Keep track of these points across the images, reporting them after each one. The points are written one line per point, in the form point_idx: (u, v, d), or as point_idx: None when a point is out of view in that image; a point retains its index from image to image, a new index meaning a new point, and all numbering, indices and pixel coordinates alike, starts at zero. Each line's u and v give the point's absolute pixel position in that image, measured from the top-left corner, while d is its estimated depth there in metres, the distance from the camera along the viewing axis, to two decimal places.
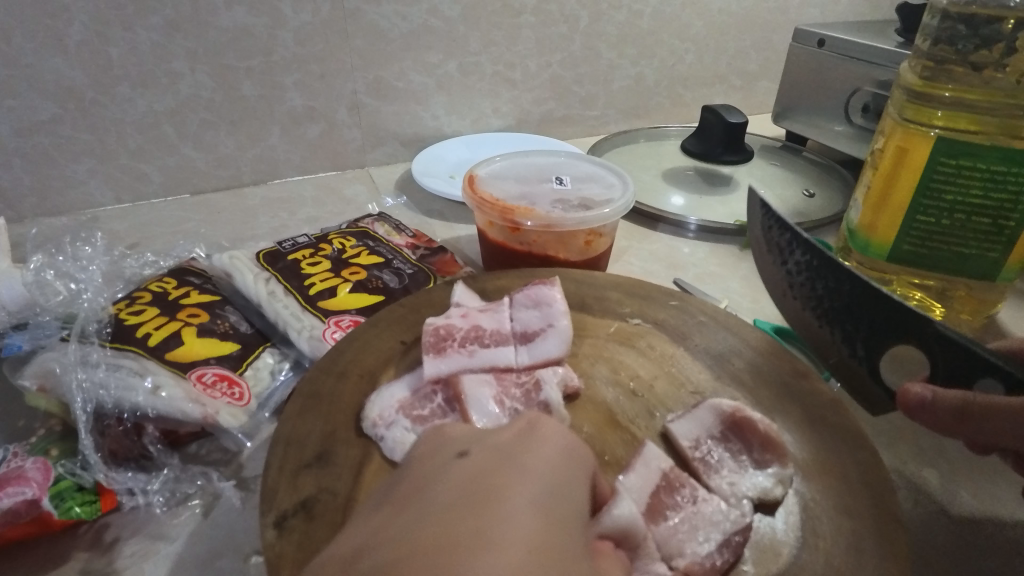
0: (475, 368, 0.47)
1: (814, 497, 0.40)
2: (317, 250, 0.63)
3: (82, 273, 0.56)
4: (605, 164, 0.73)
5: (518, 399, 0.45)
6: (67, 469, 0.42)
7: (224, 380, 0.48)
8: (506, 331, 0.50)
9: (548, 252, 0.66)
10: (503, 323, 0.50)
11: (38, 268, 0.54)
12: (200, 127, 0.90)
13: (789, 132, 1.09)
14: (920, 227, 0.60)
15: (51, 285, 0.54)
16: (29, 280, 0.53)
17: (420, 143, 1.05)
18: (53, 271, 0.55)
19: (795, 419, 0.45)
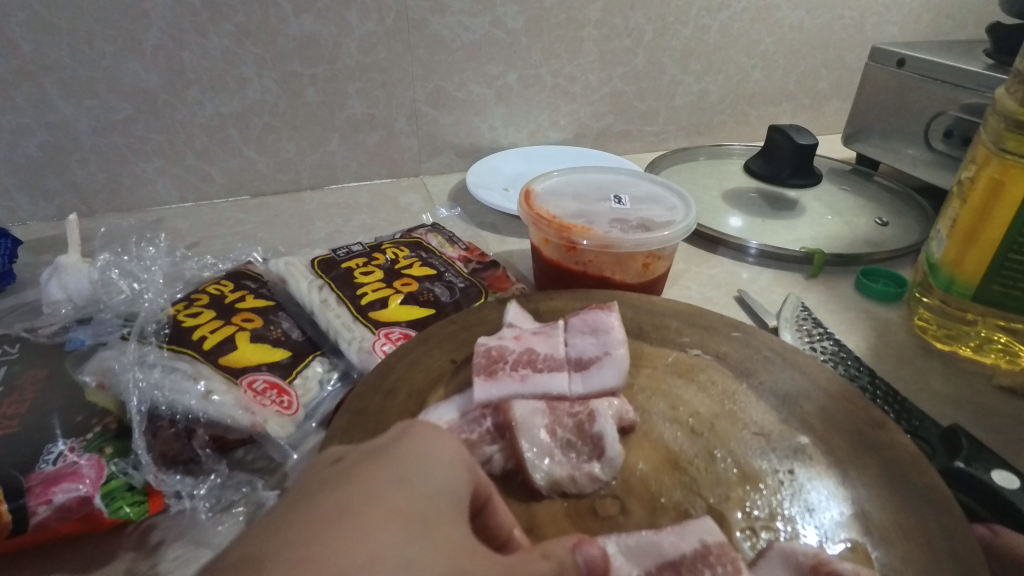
0: (527, 395, 0.44)
1: (893, 566, 0.36)
2: (370, 260, 0.63)
3: (144, 274, 0.59)
4: (667, 184, 0.70)
5: (571, 430, 0.43)
6: (119, 468, 0.43)
7: (274, 388, 0.48)
8: (561, 356, 0.47)
9: (604, 273, 0.64)
10: (557, 349, 0.47)
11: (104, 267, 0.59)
12: (264, 131, 0.92)
13: (861, 155, 1.04)
14: (1012, 267, 0.55)
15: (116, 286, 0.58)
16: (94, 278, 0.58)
17: (476, 153, 1.04)
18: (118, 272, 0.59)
19: (874, 474, 0.40)
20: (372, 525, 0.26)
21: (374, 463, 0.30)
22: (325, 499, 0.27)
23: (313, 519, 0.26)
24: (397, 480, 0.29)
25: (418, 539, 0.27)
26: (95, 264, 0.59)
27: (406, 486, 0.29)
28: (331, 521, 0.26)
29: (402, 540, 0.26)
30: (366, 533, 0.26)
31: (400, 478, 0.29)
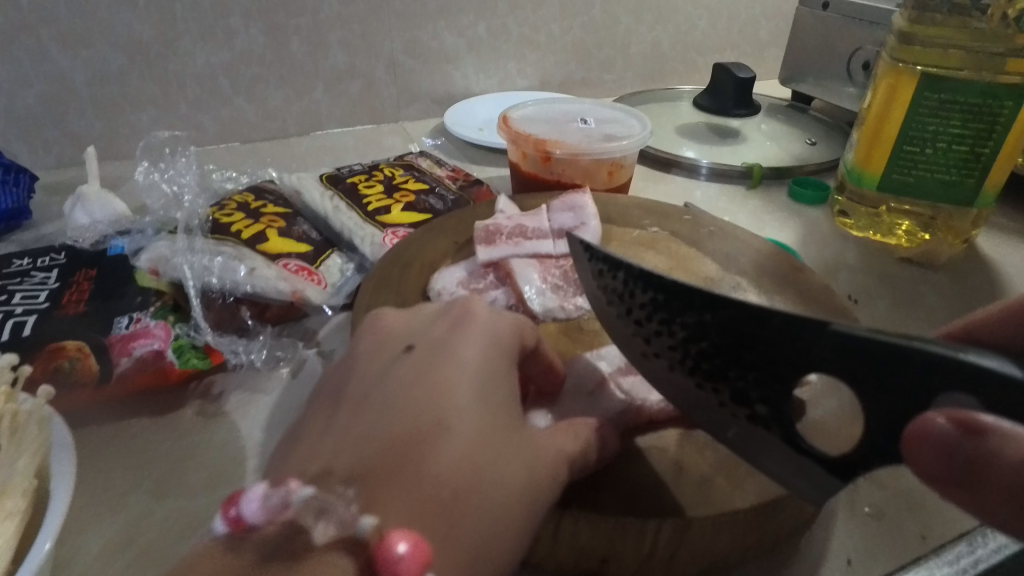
0: (522, 255, 0.55)
1: None
2: (371, 177, 0.71)
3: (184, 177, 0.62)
4: (627, 109, 0.80)
5: (559, 278, 0.54)
6: (183, 331, 0.51)
7: (305, 270, 0.57)
8: (546, 228, 0.57)
9: (576, 182, 0.74)
10: (543, 224, 0.57)
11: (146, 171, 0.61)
12: (252, 80, 0.98)
13: (796, 94, 1.16)
14: (907, 159, 0.68)
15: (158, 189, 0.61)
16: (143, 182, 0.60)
17: (450, 101, 1.13)
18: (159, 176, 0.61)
19: (792, 299, 0.52)
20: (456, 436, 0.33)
21: (444, 374, 0.36)
22: (411, 413, 0.34)
23: (409, 436, 0.33)
24: (471, 394, 0.35)
25: (500, 456, 0.33)
26: (136, 171, 0.61)
27: (476, 393, 0.35)
28: (422, 440, 0.32)
29: (483, 449, 0.33)
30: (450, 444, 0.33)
31: (469, 388, 0.35)
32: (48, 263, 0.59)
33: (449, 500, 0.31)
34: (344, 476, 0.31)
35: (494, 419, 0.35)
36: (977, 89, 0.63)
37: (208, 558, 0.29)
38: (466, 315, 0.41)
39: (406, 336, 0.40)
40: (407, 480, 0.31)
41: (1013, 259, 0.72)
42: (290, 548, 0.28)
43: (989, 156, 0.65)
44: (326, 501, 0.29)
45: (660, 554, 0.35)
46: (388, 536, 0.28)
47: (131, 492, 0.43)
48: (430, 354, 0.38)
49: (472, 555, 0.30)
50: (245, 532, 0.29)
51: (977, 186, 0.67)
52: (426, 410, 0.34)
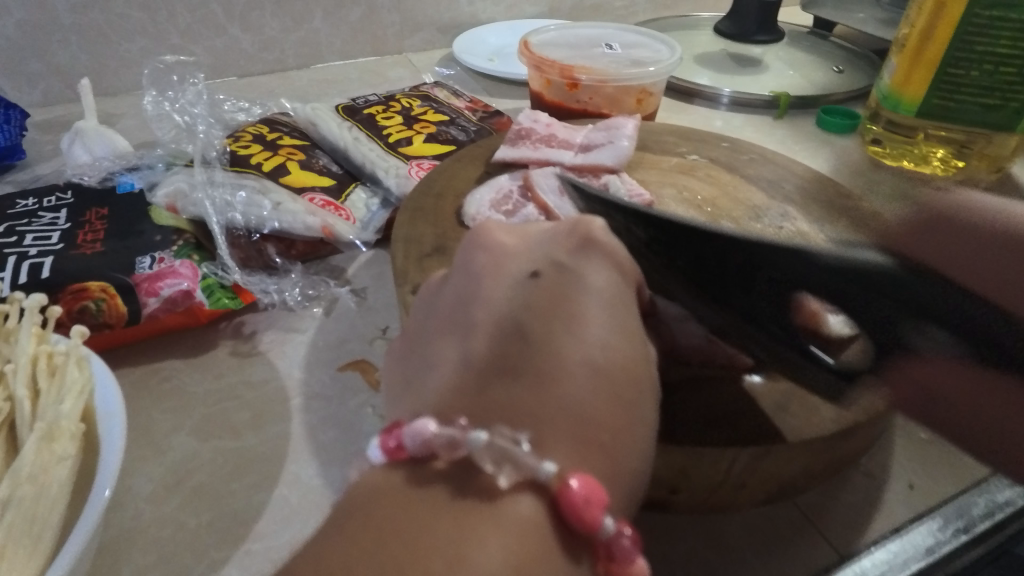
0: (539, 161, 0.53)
1: None
2: (388, 107, 0.68)
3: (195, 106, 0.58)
4: (652, 32, 0.76)
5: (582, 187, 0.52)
6: (211, 270, 0.49)
7: (331, 205, 0.54)
8: (573, 142, 0.55)
9: (603, 110, 0.70)
10: (573, 136, 0.56)
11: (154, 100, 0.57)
12: (247, 7, 0.92)
13: (816, 20, 1.11)
14: (949, 82, 0.65)
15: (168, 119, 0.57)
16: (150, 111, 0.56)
17: (456, 29, 1.06)
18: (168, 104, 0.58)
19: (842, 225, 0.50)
20: (599, 383, 0.30)
21: (578, 306, 0.34)
22: (553, 345, 0.31)
23: (548, 380, 0.30)
24: (611, 327, 0.33)
25: (646, 395, 0.31)
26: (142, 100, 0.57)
27: (610, 337, 0.32)
28: (572, 377, 0.30)
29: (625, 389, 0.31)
30: (598, 394, 0.30)
31: (607, 322, 0.33)
32: (56, 203, 0.55)
33: (606, 439, 0.29)
34: (498, 408, 0.28)
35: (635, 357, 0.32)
36: None
37: (381, 490, 0.26)
38: (590, 237, 0.38)
39: (526, 258, 0.37)
40: (568, 421, 0.28)
41: None
42: (472, 490, 0.25)
43: None
44: (502, 445, 0.26)
45: (731, 482, 0.35)
46: (571, 479, 0.26)
47: (175, 433, 0.42)
48: (558, 283, 0.35)
49: (626, 500, 0.28)
50: (410, 466, 0.26)
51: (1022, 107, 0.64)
52: (567, 342, 0.32)
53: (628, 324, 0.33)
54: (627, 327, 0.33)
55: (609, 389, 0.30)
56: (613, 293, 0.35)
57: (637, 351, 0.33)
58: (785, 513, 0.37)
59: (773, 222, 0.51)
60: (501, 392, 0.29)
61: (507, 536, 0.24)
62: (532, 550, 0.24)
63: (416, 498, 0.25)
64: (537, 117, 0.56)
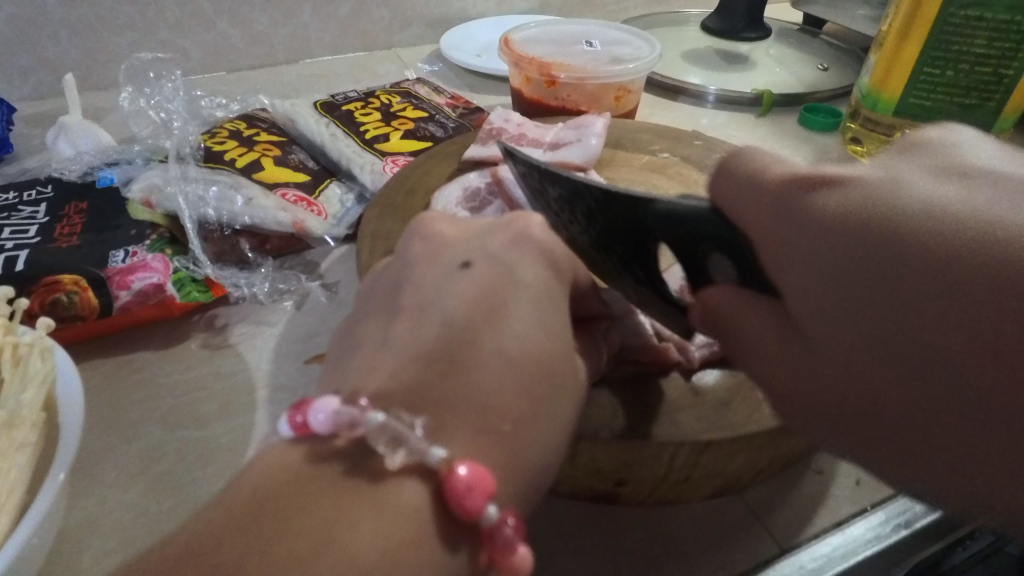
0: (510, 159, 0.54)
1: None
2: (368, 103, 0.68)
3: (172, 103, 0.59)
4: (634, 30, 0.76)
5: None
6: (183, 264, 0.50)
7: (304, 200, 0.55)
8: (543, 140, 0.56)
9: (580, 107, 0.71)
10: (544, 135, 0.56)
11: (130, 96, 0.58)
12: (236, 2, 0.92)
13: (807, 17, 1.11)
14: (927, 81, 0.65)
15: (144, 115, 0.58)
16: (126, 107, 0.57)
17: (446, 24, 1.07)
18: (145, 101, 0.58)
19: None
20: (508, 374, 0.31)
21: (504, 295, 0.34)
22: (474, 335, 0.32)
23: (458, 365, 0.31)
24: (533, 320, 0.33)
25: (559, 389, 0.32)
26: (120, 97, 0.58)
27: (527, 327, 0.33)
28: (482, 365, 0.31)
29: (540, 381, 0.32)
30: (503, 383, 0.31)
31: (533, 312, 0.34)
32: (37, 196, 0.57)
33: (508, 430, 0.30)
34: (406, 393, 0.30)
35: (557, 349, 0.33)
36: (1006, 6, 0.60)
37: (278, 464, 0.28)
38: (527, 229, 0.38)
39: (462, 245, 0.38)
40: (466, 408, 0.30)
41: None
42: (362, 471, 0.27)
43: (1013, 76, 0.63)
44: (398, 429, 0.28)
45: (674, 476, 0.36)
46: (457, 467, 0.27)
47: (143, 422, 0.43)
48: (492, 269, 0.36)
49: (522, 489, 0.30)
50: (314, 443, 0.28)
51: (997, 108, 0.65)
52: (488, 333, 0.33)
53: (549, 313, 0.34)
54: (548, 317, 0.34)
55: (517, 379, 0.31)
56: (541, 283, 0.35)
57: (557, 342, 0.33)
58: (733, 507, 0.38)
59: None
60: (413, 377, 0.30)
61: (383, 517, 0.26)
62: (406, 536, 0.26)
63: (309, 475, 0.27)
64: (510, 117, 0.57)
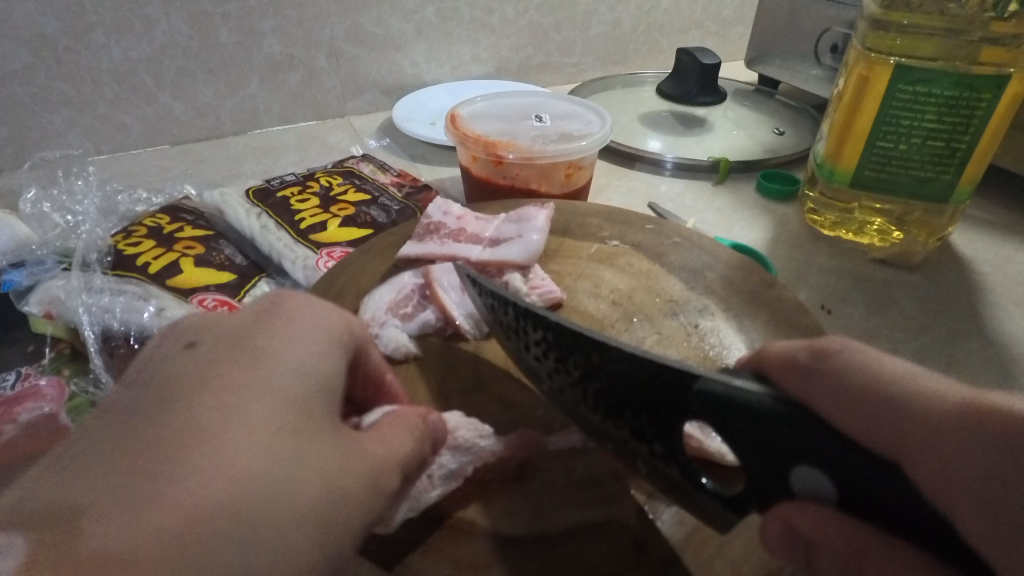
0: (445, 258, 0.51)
1: None
2: (305, 187, 0.65)
3: (78, 205, 0.57)
4: (585, 102, 0.74)
5: None
6: (80, 387, 0.45)
7: (225, 305, 0.50)
8: (482, 236, 0.53)
9: (531, 185, 0.69)
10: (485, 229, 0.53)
11: (35, 200, 0.57)
12: (178, 75, 0.89)
13: (763, 77, 1.11)
14: (880, 154, 0.64)
15: (49, 218, 0.56)
16: (28, 213, 0.56)
17: (401, 91, 1.04)
18: (49, 204, 0.57)
19: (763, 321, 0.48)
20: (226, 457, 0.30)
21: (233, 373, 0.33)
22: (185, 427, 0.30)
23: (156, 455, 0.29)
24: (263, 402, 0.32)
25: (295, 464, 0.31)
26: (22, 201, 0.56)
27: (256, 408, 0.32)
28: (198, 456, 0.29)
29: (270, 467, 0.31)
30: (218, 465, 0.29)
31: (269, 394, 0.33)
32: None
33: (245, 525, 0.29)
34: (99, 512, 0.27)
35: (314, 433, 0.33)
36: (954, 81, 0.59)
37: None
38: (277, 306, 0.38)
39: (197, 329, 0.37)
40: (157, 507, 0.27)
41: (989, 254, 0.70)
42: None
43: (967, 150, 0.61)
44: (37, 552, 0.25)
45: None
46: None
47: None
48: (219, 348, 0.35)
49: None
50: None
51: (954, 181, 0.63)
52: (201, 434, 0.30)
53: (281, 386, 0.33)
54: (279, 391, 0.33)
55: (247, 456, 0.30)
56: (280, 360, 0.35)
57: (291, 419, 0.33)
58: None
59: (685, 320, 0.48)
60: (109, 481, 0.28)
61: None
62: None
63: None
64: (450, 208, 0.54)
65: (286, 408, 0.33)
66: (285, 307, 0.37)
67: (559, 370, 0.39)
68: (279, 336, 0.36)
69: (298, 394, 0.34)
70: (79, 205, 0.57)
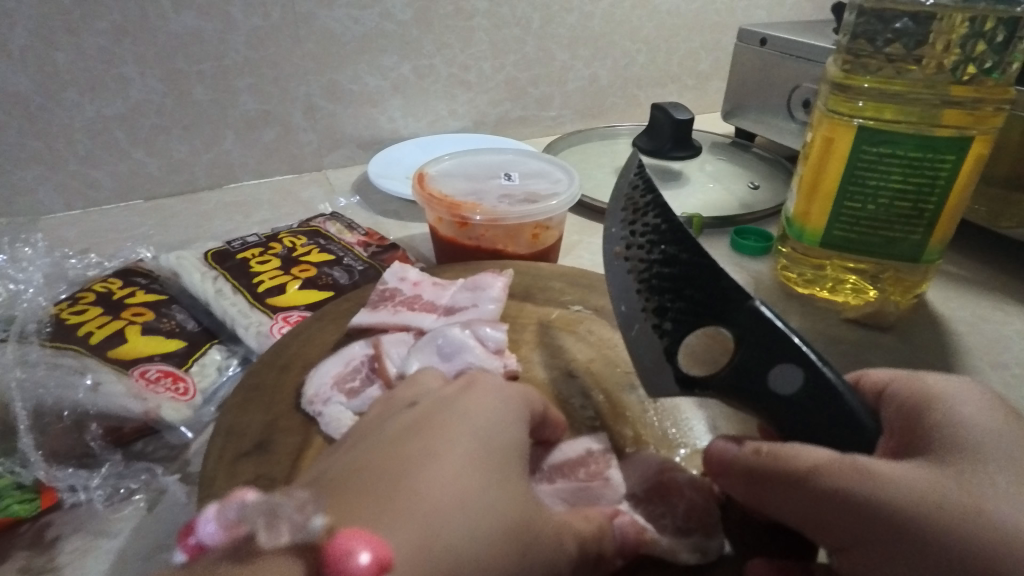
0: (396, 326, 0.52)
1: None
2: (266, 250, 0.64)
3: (22, 274, 0.56)
4: (554, 160, 0.74)
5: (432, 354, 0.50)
6: (6, 468, 0.42)
7: (168, 376, 0.49)
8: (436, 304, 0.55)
9: (497, 246, 0.68)
10: (440, 297, 0.56)
11: None
12: (152, 132, 0.89)
13: (738, 130, 1.13)
14: (848, 214, 0.63)
15: None
16: None
17: (378, 145, 1.05)
18: None
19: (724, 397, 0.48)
20: (436, 467, 0.33)
21: (435, 416, 0.38)
22: (413, 468, 0.33)
23: (401, 462, 0.34)
24: (456, 441, 0.36)
25: (497, 490, 0.34)
26: None
27: (477, 436, 0.36)
28: (436, 474, 0.33)
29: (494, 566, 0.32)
30: (440, 476, 0.33)
31: (478, 464, 0.34)
32: None
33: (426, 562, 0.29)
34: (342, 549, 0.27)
35: (438, 491, 0.32)
36: (918, 144, 0.58)
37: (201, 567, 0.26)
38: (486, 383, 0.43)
39: (410, 394, 0.43)
40: (419, 497, 0.31)
41: (964, 312, 0.69)
42: (235, 551, 0.27)
43: (934, 211, 0.61)
44: (273, 506, 0.27)
45: None
46: (363, 554, 0.27)
47: None
48: (432, 405, 0.40)
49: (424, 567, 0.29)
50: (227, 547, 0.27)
51: (923, 241, 0.63)
52: (418, 461, 0.34)
53: (482, 431, 0.37)
54: (483, 434, 0.37)
55: (436, 480, 0.32)
56: (474, 418, 0.38)
57: (504, 442, 0.37)
58: None
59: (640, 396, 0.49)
60: (353, 496, 0.30)
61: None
62: None
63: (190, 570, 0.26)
64: (404, 274, 0.56)
65: (485, 446, 0.36)
66: (478, 381, 0.42)
67: (645, 248, 0.48)
68: (493, 414, 0.39)
69: (497, 439, 0.37)
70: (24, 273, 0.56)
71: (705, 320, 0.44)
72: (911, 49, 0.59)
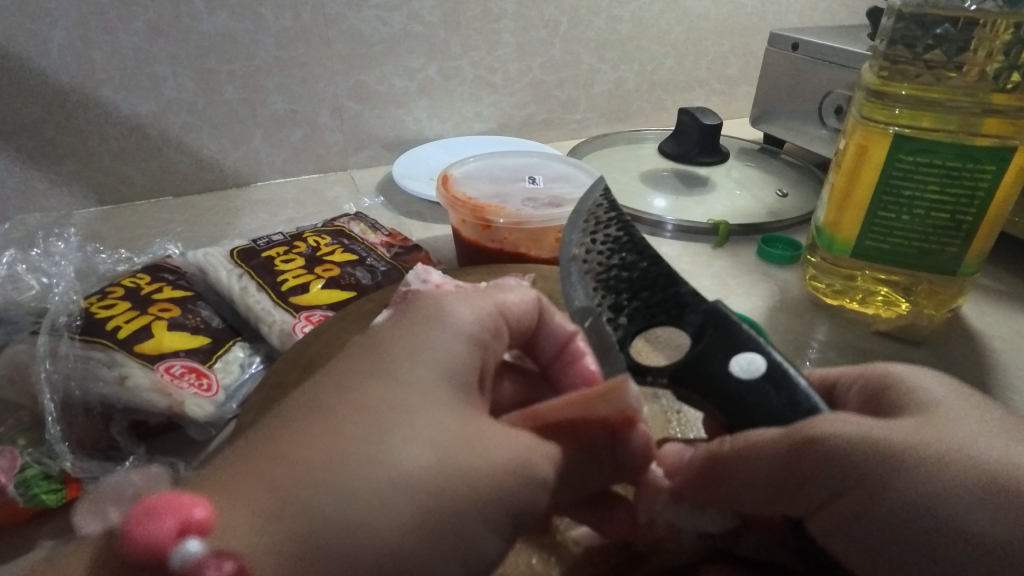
0: None
1: None
2: (291, 248, 0.64)
3: (54, 267, 0.57)
4: (579, 163, 0.73)
5: None
6: (34, 458, 0.42)
7: (192, 372, 0.49)
8: None
9: (520, 249, 0.67)
10: None
11: (11, 263, 0.57)
12: (183, 130, 0.90)
13: (767, 135, 1.11)
14: (882, 225, 0.61)
15: (23, 280, 0.56)
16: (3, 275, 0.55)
17: (403, 146, 1.05)
18: (25, 266, 0.57)
19: None
20: (355, 417, 0.31)
21: (391, 340, 0.35)
22: (340, 410, 0.31)
23: (317, 402, 0.32)
24: (401, 380, 0.33)
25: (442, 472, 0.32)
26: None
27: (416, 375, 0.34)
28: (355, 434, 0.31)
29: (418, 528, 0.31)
30: (345, 430, 0.31)
31: (404, 421, 0.32)
32: None
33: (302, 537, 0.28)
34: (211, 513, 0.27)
35: (346, 452, 0.30)
36: (957, 153, 0.57)
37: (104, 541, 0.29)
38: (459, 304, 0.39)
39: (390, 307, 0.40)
40: (311, 453, 0.29)
41: (1000, 327, 0.67)
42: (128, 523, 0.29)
43: (973, 223, 0.59)
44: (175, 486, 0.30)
45: None
46: (196, 519, 0.27)
47: None
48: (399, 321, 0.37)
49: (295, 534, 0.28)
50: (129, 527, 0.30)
51: (960, 254, 0.60)
52: (361, 411, 0.31)
53: (434, 373, 0.34)
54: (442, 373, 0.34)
55: (345, 434, 0.30)
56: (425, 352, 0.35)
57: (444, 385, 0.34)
58: None
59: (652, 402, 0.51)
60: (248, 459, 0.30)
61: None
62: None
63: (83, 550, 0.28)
64: (427, 276, 0.55)
65: (431, 389, 0.33)
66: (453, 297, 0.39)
67: (604, 255, 0.50)
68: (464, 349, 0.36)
69: (446, 378, 0.34)
70: (56, 267, 0.56)
71: (660, 319, 0.45)
72: (952, 56, 0.57)
